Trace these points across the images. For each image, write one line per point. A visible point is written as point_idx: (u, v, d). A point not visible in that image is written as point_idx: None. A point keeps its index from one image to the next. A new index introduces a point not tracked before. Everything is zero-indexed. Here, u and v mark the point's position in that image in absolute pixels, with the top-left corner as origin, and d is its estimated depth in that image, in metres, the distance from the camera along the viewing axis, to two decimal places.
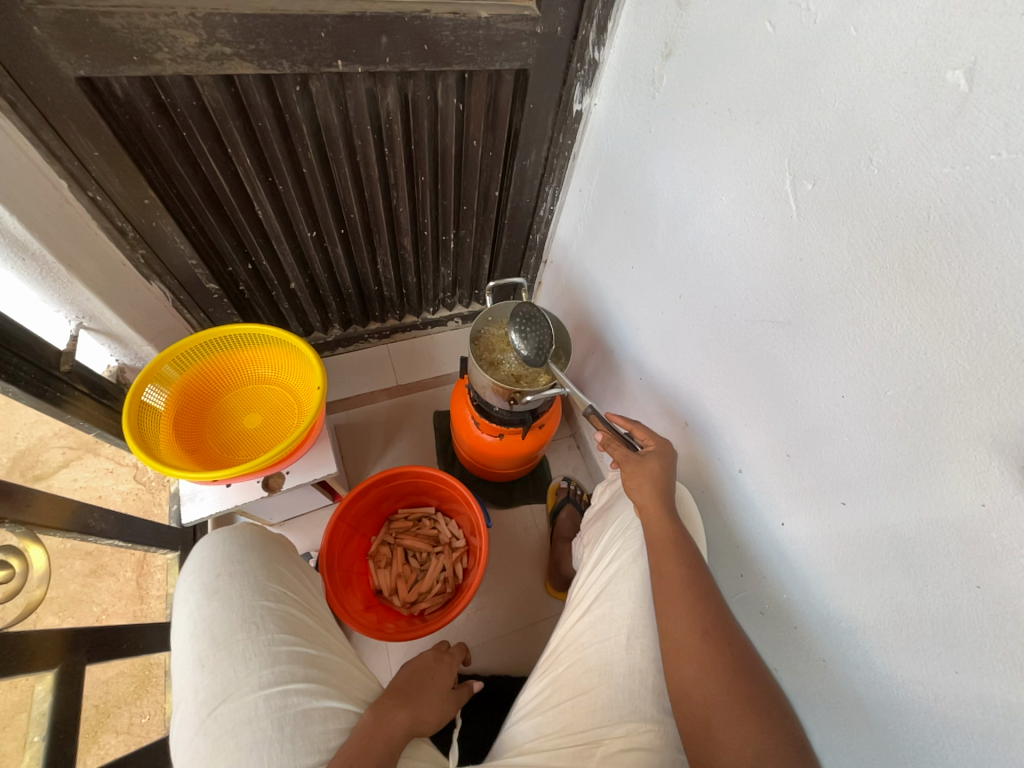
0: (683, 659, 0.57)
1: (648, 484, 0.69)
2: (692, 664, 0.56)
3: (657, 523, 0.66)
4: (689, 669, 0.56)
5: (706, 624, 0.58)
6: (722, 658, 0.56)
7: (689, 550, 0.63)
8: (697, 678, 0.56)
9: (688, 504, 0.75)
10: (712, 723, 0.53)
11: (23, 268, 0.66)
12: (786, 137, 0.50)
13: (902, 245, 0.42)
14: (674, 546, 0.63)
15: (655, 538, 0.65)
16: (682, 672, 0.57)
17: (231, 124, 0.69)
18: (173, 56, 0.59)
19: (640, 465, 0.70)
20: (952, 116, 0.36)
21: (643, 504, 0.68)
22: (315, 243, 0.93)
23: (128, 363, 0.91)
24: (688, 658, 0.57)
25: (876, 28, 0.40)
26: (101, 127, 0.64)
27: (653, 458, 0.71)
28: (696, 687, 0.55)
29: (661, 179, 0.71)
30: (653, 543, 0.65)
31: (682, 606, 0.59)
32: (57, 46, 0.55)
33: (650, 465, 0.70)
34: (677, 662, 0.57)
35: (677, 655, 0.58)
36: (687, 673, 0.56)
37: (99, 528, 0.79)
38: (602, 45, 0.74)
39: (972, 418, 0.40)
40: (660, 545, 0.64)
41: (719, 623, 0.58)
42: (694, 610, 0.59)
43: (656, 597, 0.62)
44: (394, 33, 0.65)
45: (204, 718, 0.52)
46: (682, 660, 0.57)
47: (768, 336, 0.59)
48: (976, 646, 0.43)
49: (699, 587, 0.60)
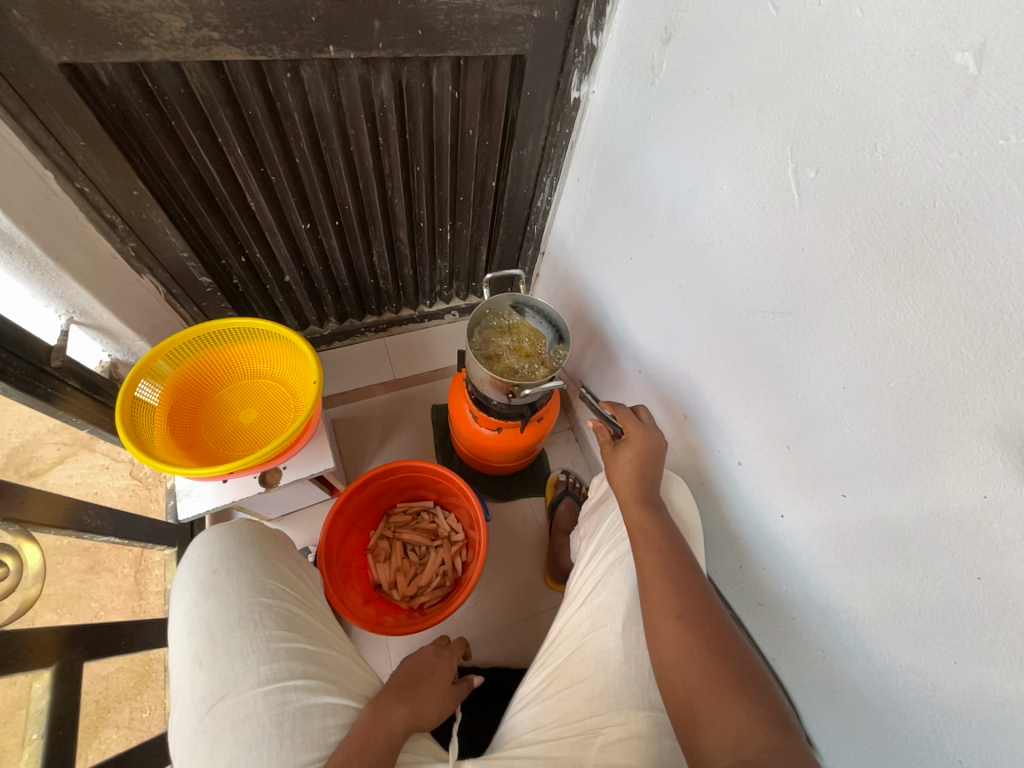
0: (662, 643, 0.57)
1: (621, 480, 0.71)
2: (670, 647, 0.56)
3: (632, 511, 0.67)
4: (668, 652, 0.56)
5: (681, 607, 0.58)
6: (698, 639, 0.55)
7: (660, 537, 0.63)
8: (676, 660, 0.55)
9: (686, 499, 0.75)
10: (696, 705, 0.52)
11: (11, 261, 0.64)
12: (788, 122, 0.49)
13: (906, 234, 0.41)
14: (643, 535, 0.64)
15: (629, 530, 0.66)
16: (662, 658, 0.56)
17: (221, 112, 0.67)
18: (160, 41, 0.58)
19: (614, 458, 0.74)
20: (960, 100, 0.35)
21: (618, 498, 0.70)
22: (309, 236, 0.92)
23: (121, 357, 0.90)
24: (667, 642, 0.57)
25: (883, 9, 0.39)
26: (86, 114, 0.62)
27: (624, 450, 0.72)
28: (675, 669, 0.55)
29: (660, 167, 0.70)
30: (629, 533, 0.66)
31: (657, 591, 0.59)
32: (38, 30, 0.54)
33: (622, 459, 0.72)
34: (659, 646, 0.57)
35: (658, 639, 0.57)
36: (667, 657, 0.56)
37: (94, 524, 0.78)
38: (600, 30, 0.72)
39: (974, 408, 0.39)
40: (637, 533, 0.65)
41: (694, 604, 0.58)
42: (666, 594, 0.59)
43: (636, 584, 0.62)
44: (387, 17, 0.64)
45: (203, 715, 0.52)
46: (662, 645, 0.57)
47: (767, 326, 0.58)
48: (976, 636, 0.43)
49: (673, 571, 0.60)
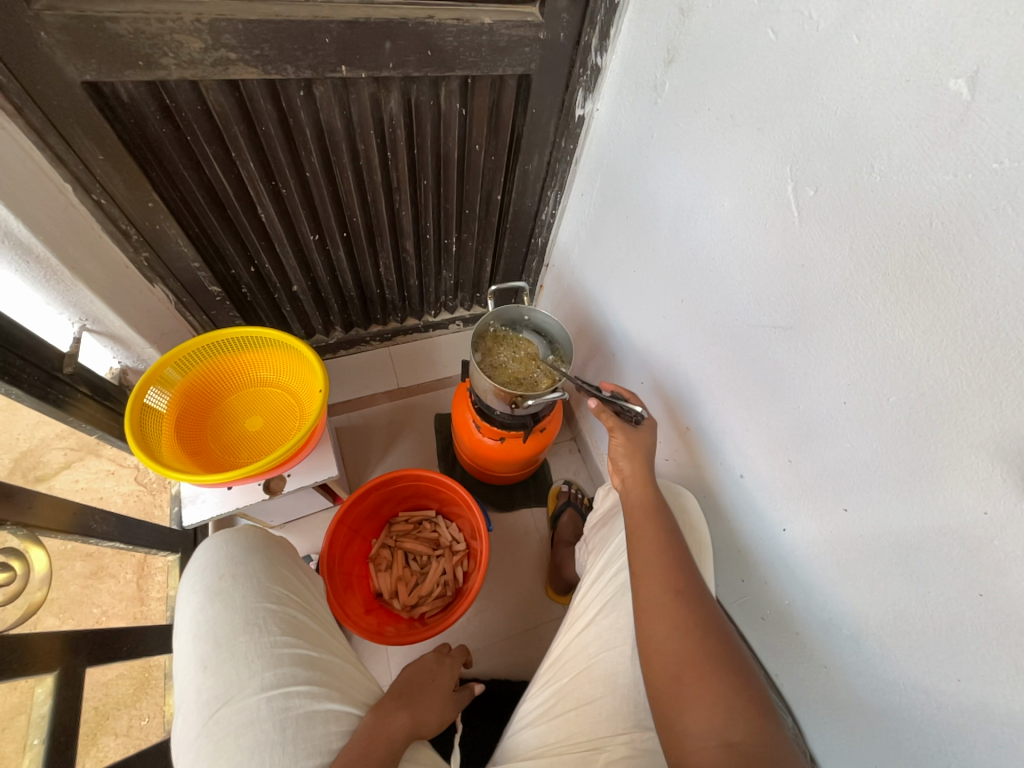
0: (657, 616, 0.57)
1: (621, 465, 0.71)
2: (665, 621, 0.56)
3: (637, 493, 0.68)
4: (661, 625, 0.56)
5: (680, 585, 0.58)
6: (693, 617, 0.56)
7: (664, 519, 0.64)
8: (668, 635, 0.56)
9: (700, 521, 0.73)
10: (683, 680, 0.53)
11: (26, 270, 0.66)
12: (787, 143, 0.51)
13: (903, 253, 0.42)
14: (651, 514, 0.65)
15: (633, 510, 0.67)
16: (655, 630, 0.57)
17: (236, 128, 0.69)
18: (179, 61, 0.60)
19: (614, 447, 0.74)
20: (954, 124, 0.37)
21: (628, 471, 0.70)
22: (317, 247, 0.93)
23: (130, 364, 0.91)
24: (661, 616, 0.57)
25: (878, 37, 0.40)
26: (106, 131, 0.64)
27: (621, 436, 0.72)
28: (666, 643, 0.55)
29: (662, 183, 0.71)
30: (631, 512, 0.67)
31: (657, 567, 0.60)
32: (63, 51, 0.56)
33: (620, 448, 0.72)
34: (651, 618, 0.57)
35: (651, 612, 0.58)
36: (659, 630, 0.56)
37: (100, 530, 0.79)
38: (604, 51, 0.74)
39: (974, 424, 0.40)
40: (644, 512, 0.65)
41: (692, 585, 0.59)
42: (668, 571, 0.59)
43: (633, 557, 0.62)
44: (398, 39, 0.66)
45: (206, 720, 0.52)
46: (656, 618, 0.57)
47: (769, 340, 0.59)
48: (980, 653, 0.43)
49: (676, 551, 0.61)
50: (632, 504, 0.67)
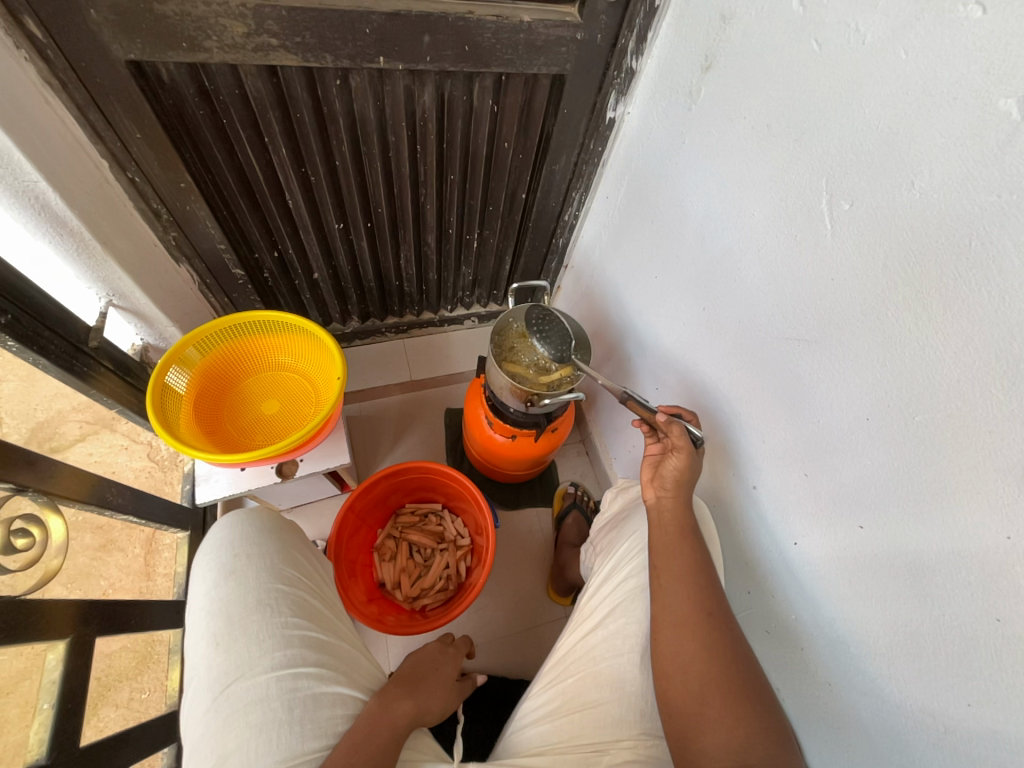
0: (684, 635, 0.57)
1: (662, 481, 0.67)
2: (691, 641, 0.56)
3: (671, 513, 0.65)
4: (687, 645, 0.56)
5: (710, 606, 0.58)
6: (720, 639, 0.56)
7: (696, 538, 0.63)
8: (693, 654, 0.56)
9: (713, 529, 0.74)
10: (705, 701, 0.54)
11: (59, 242, 0.67)
12: (825, 157, 0.50)
13: (939, 272, 0.42)
14: (684, 533, 0.63)
15: (665, 527, 0.64)
16: (680, 648, 0.56)
17: (271, 113, 0.70)
18: (221, 45, 0.61)
19: (656, 464, 0.68)
20: (1001, 144, 0.36)
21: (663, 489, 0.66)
22: (341, 236, 0.94)
23: (152, 343, 0.92)
24: (689, 636, 0.57)
25: (927, 52, 0.40)
26: (145, 110, 0.65)
27: (673, 456, 0.66)
28: (691, 664, 0.55)
29: (692, 190, 0.71)
30: (662, 529, 0.64)
31: (689, 587, 0.59)
32: (111, 29, 0.57)
33: (665, 465, 0.67)
34: (679, 636, 0.57)
35: (679, 630, 0.57)
36: (685, 648, 0.56)
37: (115, 502, 0.81)
38: (640, 54, 0.74)
39: (1002, 448, 0.39)
40: (679, 529, 0.63)
41: (719, 607, 0.59)
42: (700, 590, 0.59)
43: (661, 572, 0.61)
44: (436, 32, 0.66)
45: (216, 696, 0.53)
46: (682, 637, 0.57)
47: (791, 353, 0.59)
48: (990, 679, 0.43)
49: (705, 572, 0.60)
50: (666, 521, 0.64)
